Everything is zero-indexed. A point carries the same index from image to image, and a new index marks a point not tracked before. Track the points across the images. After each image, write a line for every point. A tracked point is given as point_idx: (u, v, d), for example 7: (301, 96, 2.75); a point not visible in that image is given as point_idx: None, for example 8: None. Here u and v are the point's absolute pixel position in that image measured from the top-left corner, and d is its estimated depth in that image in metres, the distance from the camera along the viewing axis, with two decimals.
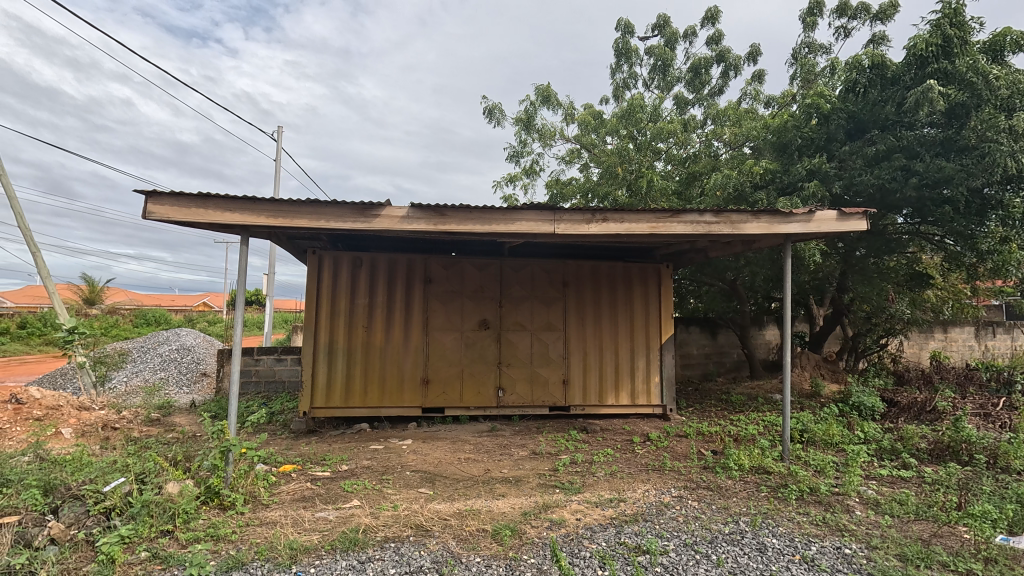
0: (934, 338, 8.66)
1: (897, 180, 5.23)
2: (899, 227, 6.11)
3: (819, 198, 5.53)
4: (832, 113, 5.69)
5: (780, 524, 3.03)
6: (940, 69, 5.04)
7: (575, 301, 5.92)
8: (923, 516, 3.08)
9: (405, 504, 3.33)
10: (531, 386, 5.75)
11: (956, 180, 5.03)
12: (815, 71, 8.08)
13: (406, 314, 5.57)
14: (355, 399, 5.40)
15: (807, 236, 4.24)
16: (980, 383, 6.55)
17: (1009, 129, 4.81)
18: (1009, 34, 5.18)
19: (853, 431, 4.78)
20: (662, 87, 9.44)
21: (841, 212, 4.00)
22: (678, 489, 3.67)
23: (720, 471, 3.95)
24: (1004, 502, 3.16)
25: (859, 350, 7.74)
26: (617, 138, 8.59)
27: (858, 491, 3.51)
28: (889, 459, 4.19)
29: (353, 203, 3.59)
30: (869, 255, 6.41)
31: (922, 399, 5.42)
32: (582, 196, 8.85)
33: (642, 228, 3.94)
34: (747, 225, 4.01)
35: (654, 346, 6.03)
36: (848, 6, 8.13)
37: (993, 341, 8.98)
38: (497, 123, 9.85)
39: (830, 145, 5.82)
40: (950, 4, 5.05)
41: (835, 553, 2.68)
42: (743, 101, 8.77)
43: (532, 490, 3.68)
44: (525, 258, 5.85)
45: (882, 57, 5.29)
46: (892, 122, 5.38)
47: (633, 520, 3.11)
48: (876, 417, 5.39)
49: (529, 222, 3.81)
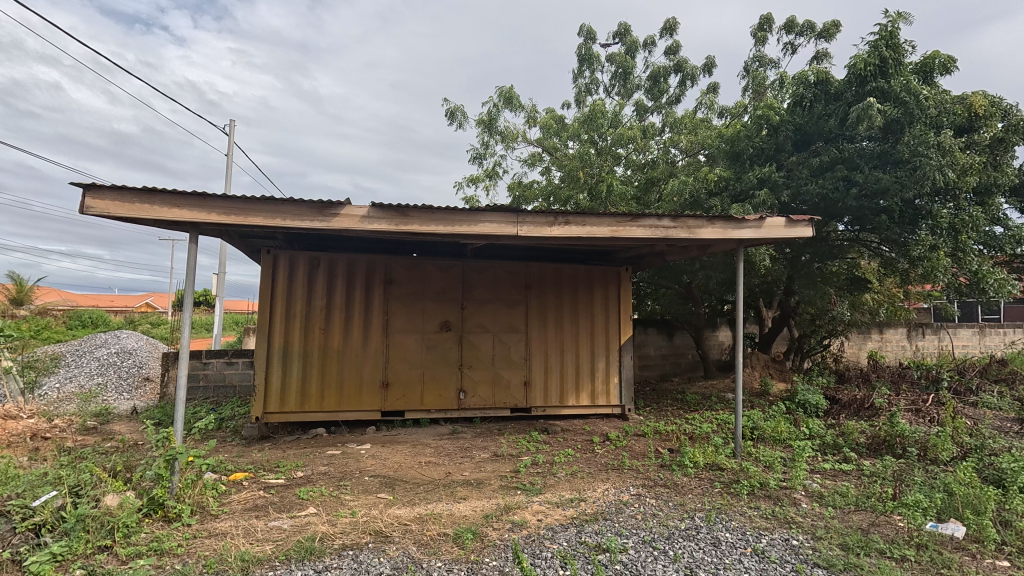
0: (870, 339, 9.23)
1: (839, 190, 5.54)
2: (840, 234, 6.44)
3: (768, 206, 5.80)
4: (781, 125, 6.03)
5: (732, 519, 3.15)
6: (877, 88, 5.36)
7: (538, 302, 5.96)
8: (863, 507, 3.28)
9: (364, 510, 3.26)
10: (492, 388, 5.75)
11: (891, 192, 5.34)
12: (765, 83, 8.44)
13: (366, 316, 5.45)
14: (311, 403, 5.25)
15: (759, 241, 4.42)
16: (911, 381, 7.02)
17: (937, 145, 5.15)
18: (938, 57, 5.58)
19: (800, 428, 5.02)
20: (622, 93, 9.65)
21: (789, 220, 4.19)
22: (637, 487, 3.76)
23: (676, 468, 4.07)
24: (934, 491, 3.38)
25: (805, 351, 8.15)
26: (578, 142, 8.65)
27: (804, 485, 3.69)
28: (832, 454, 4.42)
29: (311, 201, 3.49)
30: (814, 260, 6.78)
31: (861, 397, 5.76)
32: (544, 199, 8.90)
33: (603, 231, 4.02)
34: (703, 230, 4.16)
35: (614, 348, 6.14)
36: (795, 24, 8.54)
37: (923, 342, 9.61)
38: (458, 124, 9.77)
39: (779, 155, 6.13)
40: (886, 27, 5.40)
41: (784, 545, 2.80)
42: (699, 110, 9.06)
43: (494, 493, 3.67)
44: (489, 260, 5.83)
45: (826, 73, 5.59)
46: (835, 135, 5.69)
47: (593, 519, 3.15)
48: (820, 413, 5.65)
49: (492, 225, 3.82)
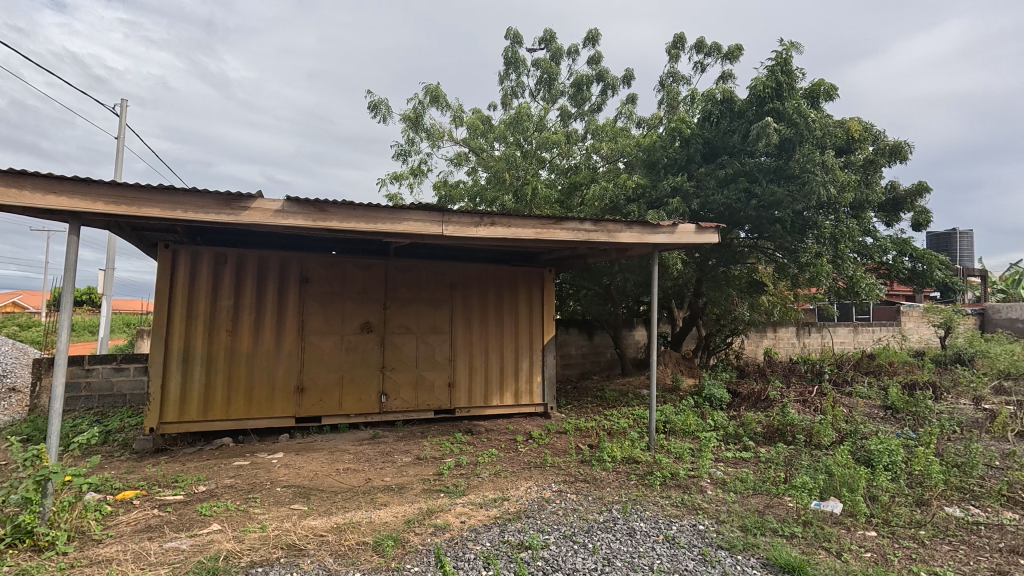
0: (766, 337, 10.14)
1: (741, 201, 6.03)
2: (742, 241, 7.01)
3: (680, 213, 6.19)
4: (692, 138, 6.46)
5: (646, 509, 3.32)
6: (773, 109, 5.89)
7: (462, 302, 5.92)
8: (759, 490, 3.59)
9: (275, 523, 3.06)
10: (415, 390, 5.64)
11: (784, 204, 5.90)
12: (678, 98, 8.99)
13: (278, 317, 5.13)
14: (215, 411, 4.85)
15: (672, 246, 4.71)
16: (799, 374, 7.80)
17: (823, 163, 5.76)
18: (823, 85, 6.24)
19: (706, 420, 5.40)
20: (547, 98, 9.86)
21: (698, 227, 4.50)
22: (558, 483, 3.85)
23: (595, 463, 4.22)
24: (818, 472, 3.78)
25: (711, 348, 8.81)
26: (504, 144, 8.71)
27: (709, 473, 3.97)
28: (733, 443, 4.80)
29: (218, 193, 3.23)
30: (719, 265, 7.32)
31: (758, 390, 6.31)
32: (470, 199, 8.87)
33: (528, 233, 4.08)
34: (622, 234, 4.35)
35: (537, 347, 6.25)
36: (704, 45, 9.18)
37: (809, 339, 10.72)
38: (382, 119, 9.48)
39: (689, 166, 6.55)
40: (781, 54, 5.94)
41: (692, 531, 2.99)
42: (619, 120, 9.47)
43: (416, 497, 3.60)
44: (412, 259, 5.71)
45: (731, 93, 6.06)
46: (738, 149, 6.19)
47: (516, 517, 3.19)
48: (724, 406, 6.12)
49: (417, 223, 3.74)
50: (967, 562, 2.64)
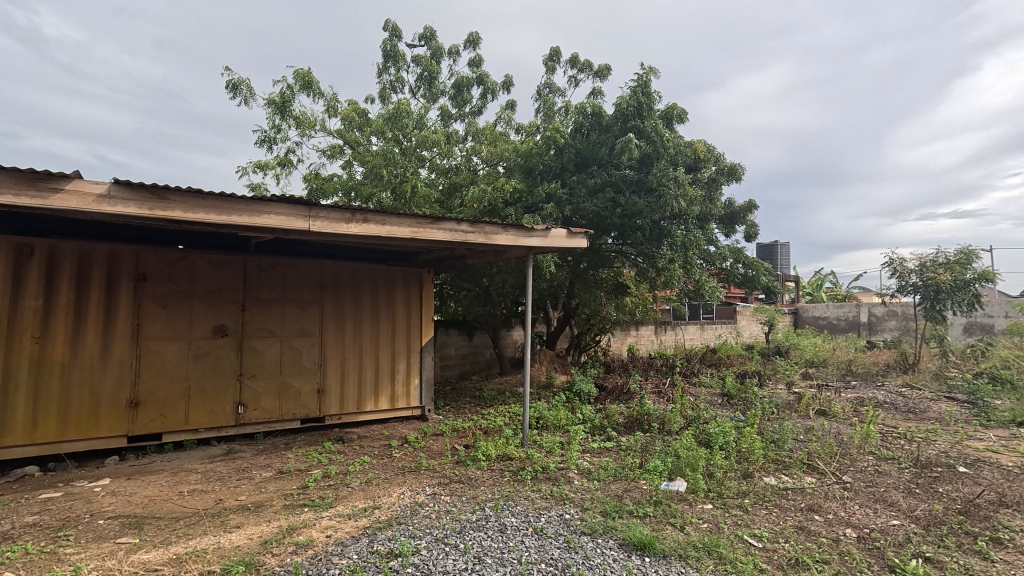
0: (630, 335, 11.09)
1: (608, 209, 6.52)
2: (609, 247, 7.57)
3: (554, 218, 6.50)
4: (565, 147, 6.82)
5: (518, 504, 3.42)
6: (635, 126, 6.45)
7: (334, 303, 5.59)
8: (619, 476, 3.90)
9: (94, 563, 2.61)
10: (279, 398, 5.19)
11: (644, 214, 6.49)
12: (553, 109, 9.45)
13: (105, 320, 4.38)
14: (15, 435, 4.00)
15: (545, 249, 4.91)
16: (656, 368, 8.64)
17: (675, 179, 6.44)
18: (676, 109, 6.98)
19: (575, 414, 5.73)
20: (427, 96, 9.73)
21: (569, 232, 4.75)
22: (432, 487, 3.81)
23: (470, 463, 4.25)
24: (667, 456, 4.21)
25: (581, 346, 9.38)
26: (382, 139, 8.40)
27: (576, 464, 4.22)
28: (598, 434, 5.16)
29: (16, 171, 2.66)
30: (589, 268, 7.82)
31: (621, 383, 6.87)
32: (344, 194, 8.38)
33: (403, 232, 3.98)
34: (498, 236, 4.43)
35: (415, 349, 6.13)
36: (577, 61, 9.77)
37: (665, 336, 11.94)
38: (243, 101, 8.58)
39: (563, 174, 6.92)
40: (642, 77, 6.52)
41: (559, 520, 3.15)
42: (498, 124, 9.67)
43: (276, 514, 3.31)
44: (277, 256, 5.25)
45: (599, 108, 6.51)
46: (606, 161, 6.67)
47: (386, 525, 3.08)
48: (591, 400, 6.55)
49: (279, 217, 3.44)
50: (778, 522, 3.12)
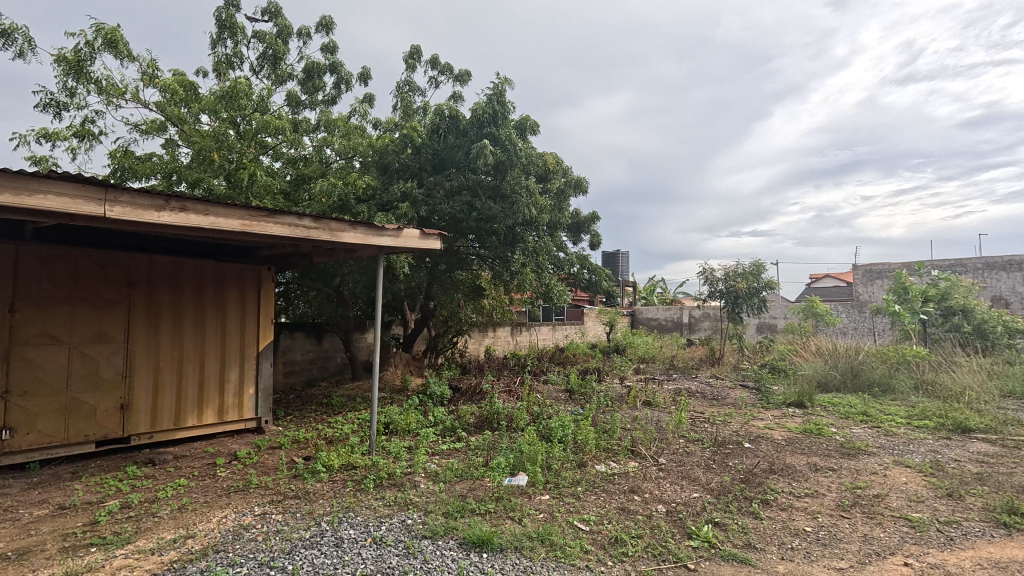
0: (487, 336, 11.37)
1: (463, 212, 6.60)
2: (466, 249, 7.67)
3: (408, 218, 6.38)
4: (422, 147, 6.75)
5: (358, 514, 3.26)
6: (490, 133, 6.62)
7: (145, 303, 4.79)
8: (464, 476, 3.95)
9: None
10: (64, 418, 4.29)
11: (498, 219, 6.69)
12: (412, 107, 9.29)
13: None
14: None
15: (397, 249, 4.78)
16: (509, 367, 8.98)
17: (527, 187, 6.76)
18: (529, 121, 7.34)
19: (427, 417, 5.68)
20: (272, 79, 8.90)
21: (422, 232, 4.69)
22: (262, 506, 3.46)
23: (309, 476, 3.96)
24: (512, 452, 4.38)
25: (438, 348, 9.36)
26: (215, 118, 7.45)
27: (423, 467, 4.18)
28: (449, 435, 5.18)
29: None
30: (447, 270, 7.82)
31: (474, 384, 7.01)
32: (164, 178, 7.26)
33: (231, 225, 3.56)
34: (344, 234, 4.19)
35: (250, 355, 5.53)
36: (438, 62, 9.74)
37: (520, 337, 12.48)
38: (19, 53, 6.94)
39: (420, 174, 6.85)
40: (497, 87, 6.73)
41: (400, 527, 3.08)
42: (353, 116, 9.22)
43: (48, 561, 2.71)
44: (65, 246, 4.34)
45: (456, 111, 6.57)
46: (463, 164, 6.77)
47: (199, 556, 2.71)
48: (444, 401, 6.55)
49: (60, 199, 2.84)
50: (603, 505, 3.43)
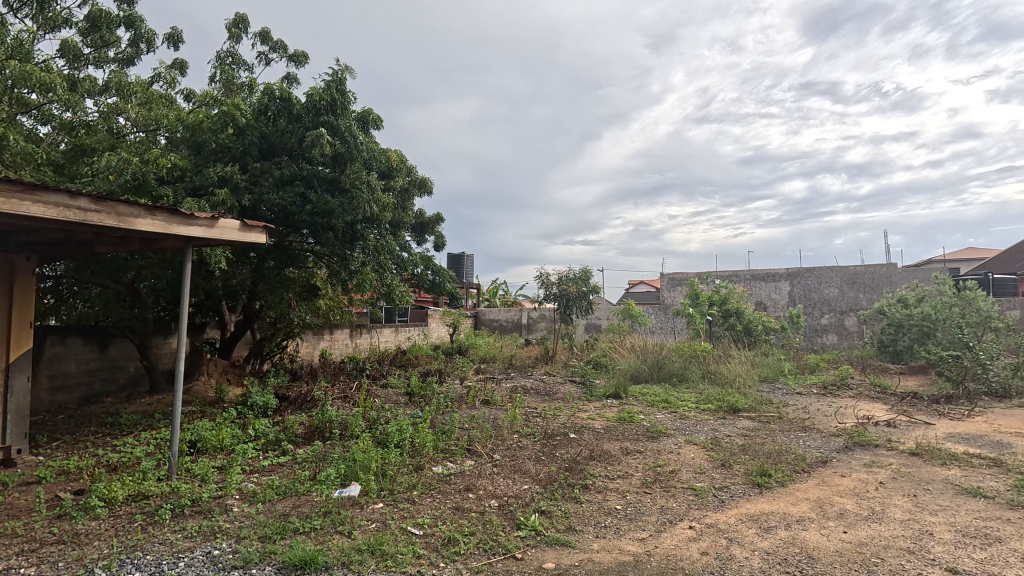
0: (322, 339, 10.60)
1: (296, 205, 6.10)
2: (299, 245, 7.05)
3: (227, 206, 5.64)
4: (246, 128, 6.04)
5: (147, 553, 2.75)
6: (327, 122, 6.14)
7: None
8: (288, 493, 3.59)
9: None
10: None
11: (335, 214, 6.26)
12: (235, 82, 8.22)
13: None
14: None
15: (210, 241, 4.17)
16: (346, 372, 8.49)
17: (368, 183, 6.47)
18: (371, 114, 7.04)
19: (246, 431, 5.05)
20: (39, 22, 7.13)
21: (242, 224, 4.16)
22: (4, 560, 2.70)
23: (78, 514, 3.21)
24: (344, 462, 4.12)
25: (263, 353, 8.42)
26: None
27: (238, 488, 3.70)
28: (271, 449, 4.68)
29: None
30: (275, 267, 7.06)
31: (304, 391, 6.48)
32: None
33: None
34: (138, 221, 3.51)
35: None
36: (269, 37, 8.81)
37: (360, 339, 11.90)
38: None
39: (244, 158, 6.15)
40: (337, 74, 6.30)
41: (203, 560, 2.67)
42: (156, 83, 7.83)
43: None
44: None
45: (289, 93, 5.98)
46: (296, 153, 6.27)
47: None
48: (268, 412, 5.90)
49: None
50: (438, 507, 3.42)
